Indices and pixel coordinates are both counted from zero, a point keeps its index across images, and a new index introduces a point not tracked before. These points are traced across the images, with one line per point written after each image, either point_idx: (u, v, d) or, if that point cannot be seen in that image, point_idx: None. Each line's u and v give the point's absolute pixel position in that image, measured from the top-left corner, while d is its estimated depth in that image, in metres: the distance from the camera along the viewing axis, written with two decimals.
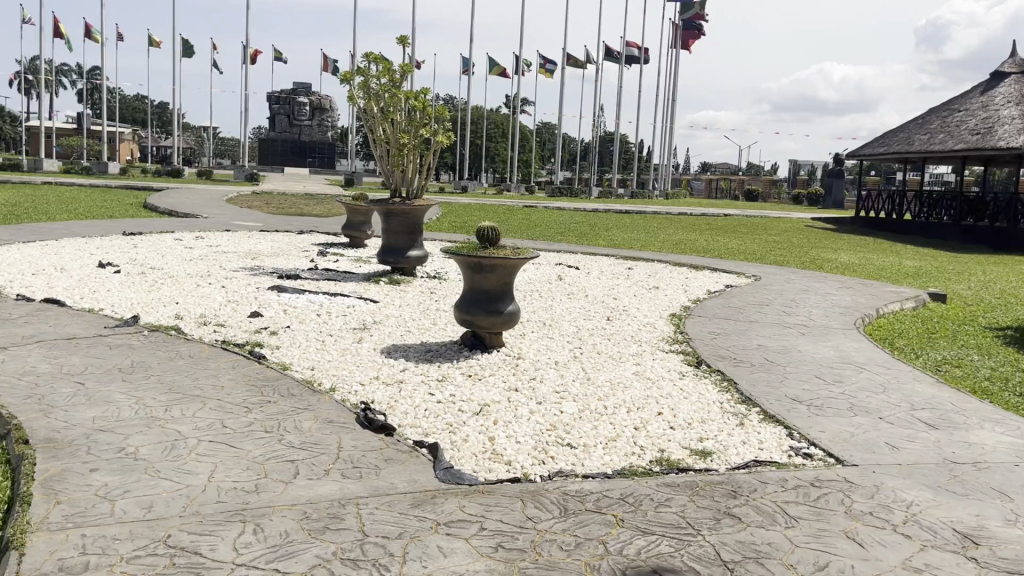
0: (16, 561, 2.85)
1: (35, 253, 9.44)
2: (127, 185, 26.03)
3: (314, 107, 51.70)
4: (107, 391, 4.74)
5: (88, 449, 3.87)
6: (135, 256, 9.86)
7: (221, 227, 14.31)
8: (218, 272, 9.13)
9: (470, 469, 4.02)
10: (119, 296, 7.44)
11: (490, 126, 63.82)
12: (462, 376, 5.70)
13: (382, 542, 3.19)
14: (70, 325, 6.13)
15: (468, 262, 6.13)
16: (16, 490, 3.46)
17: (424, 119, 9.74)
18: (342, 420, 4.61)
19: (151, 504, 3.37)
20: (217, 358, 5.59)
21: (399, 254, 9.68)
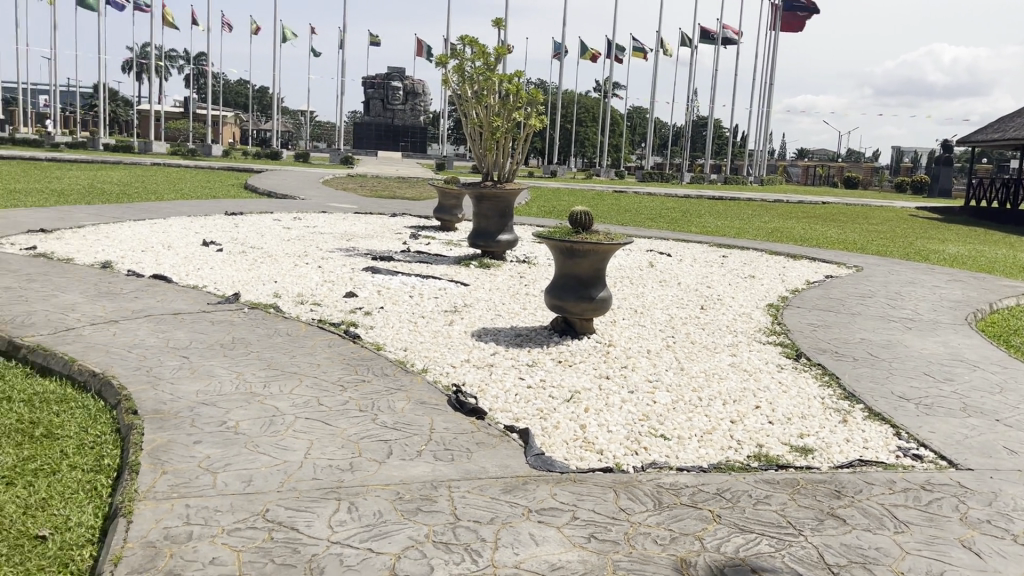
0: (125, 528, 2.96)
1: (144, 231, 9.84)
2: (228, 167, 27.02)
3: (407, 91, 52.51)
4: (209, 365, 4.88)
5: (192, 422, 3.99)
6: (236, 235, 10.18)
7: (318, 208, 14.64)
8: (314, 253, 9.32)
9: (561, 457, 3.97)
10: (221, 273, 7.68)
11: (580, 109, 63.39)
12: (553, 362, 5.65)
13: (473, 527, 3.17)
14: (176, 301, 6.36)
15: (560, 247, 6.06)
16: (125, 459, 3.60)
17: (518, 103, 9.64)
18: (434, 402, 4.62)
19: (251, 478, 3.45)
20: (313, 336, 5.70)
21: (490, 238, 9.68)
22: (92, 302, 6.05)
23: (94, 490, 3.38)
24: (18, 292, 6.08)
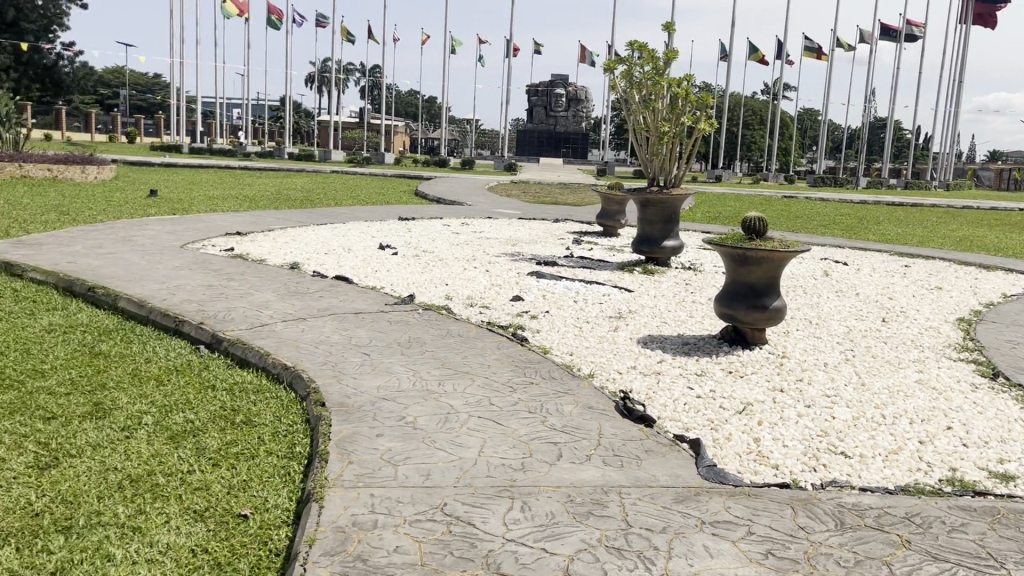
0: (318, 512, 3.16)
1: (326, 234, 10.47)
2: (400, 174, 28.25)
3: (570, 98, 52.96)
4: (388, 363, 5.13)
5: (374, 415, 4.21)
6: (409, 239, 10.62)
7: (484, 214, 15.04)
8: (482, 257, 9.58)
9: (733, 469, 3.87)
10: (396, 276, 8.04)
11: (747, 113, 61.56)
12: (723, 372, 5.51)
13: (645, 534, 3.15)
14: (356, 301, 6.73)
15: (731, 254, 5.91)
16: (315, 447, 3.85)
17: (687, 107, 9.49)
18: (602, 407, 4.63)
19: (429, 472, 3.59)
20: (483, 338, 5.86)
21: (655, 244, 9.58)
22: (282, 300, 6.51)
23: (288, 475, 3.63)
24: (219, 289, 6.63)
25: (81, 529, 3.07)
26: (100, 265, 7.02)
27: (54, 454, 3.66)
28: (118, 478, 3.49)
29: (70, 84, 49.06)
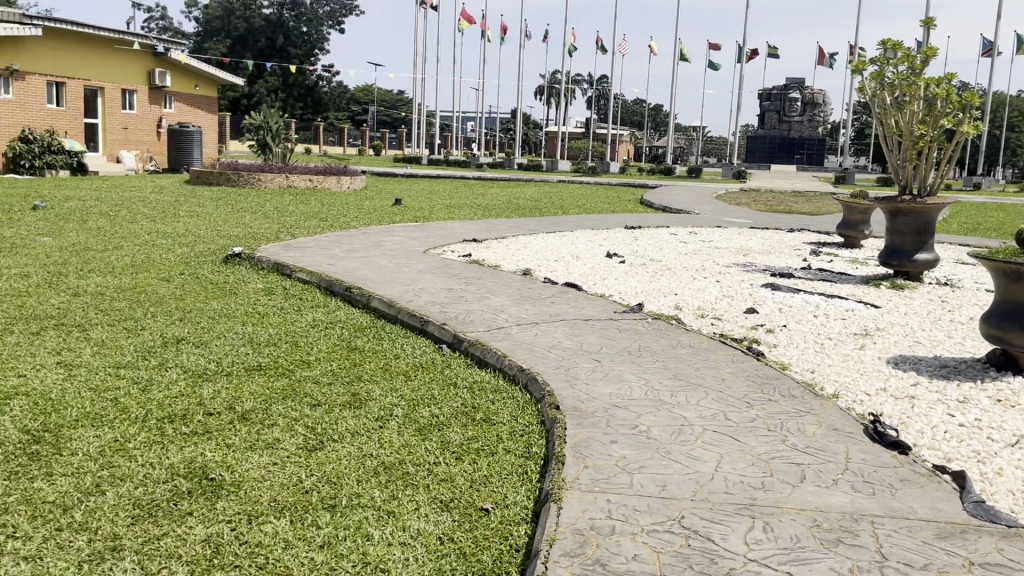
0: (557, 512, 3.23)
1: (556, 242, 10.71)
2: (625, 182, 28.34)
3: (805, 102, 50.56)
4: (620, 370, 5.13)
5: (608, 422, 4.23)
6: (637, 248, 10.61)
7: (713, 223, 14.70)
8: (711, 267, 9.36)
9: (1006, 509, 3.48)
10: (625, 284, 8.05)
11: (1011, 113, 55.49)
12: (989, 400, 4.98)
13: (903, 570, 2.91)
14: (587, 307, 6.81)
15: (1002, 269, 5.33)
16: (551, 449, 3.93)
17: (947, 108, 8.69)
18: (849, 429, 4.35)
19: (665, 483, 3.55)
20: (716, 350, 5.71)
21: (905, 257, 8.86)
22: (517, 305, 6.72)
23: (527, 474, 3.74)
24: (459, 292, 6.98)
25: (344, 509, 3.34)
26: (355, 267, 7.63)
27: (319, 438, 4.01)
28: (373, 465, 3.75)
29: (327, 102, 54.15)
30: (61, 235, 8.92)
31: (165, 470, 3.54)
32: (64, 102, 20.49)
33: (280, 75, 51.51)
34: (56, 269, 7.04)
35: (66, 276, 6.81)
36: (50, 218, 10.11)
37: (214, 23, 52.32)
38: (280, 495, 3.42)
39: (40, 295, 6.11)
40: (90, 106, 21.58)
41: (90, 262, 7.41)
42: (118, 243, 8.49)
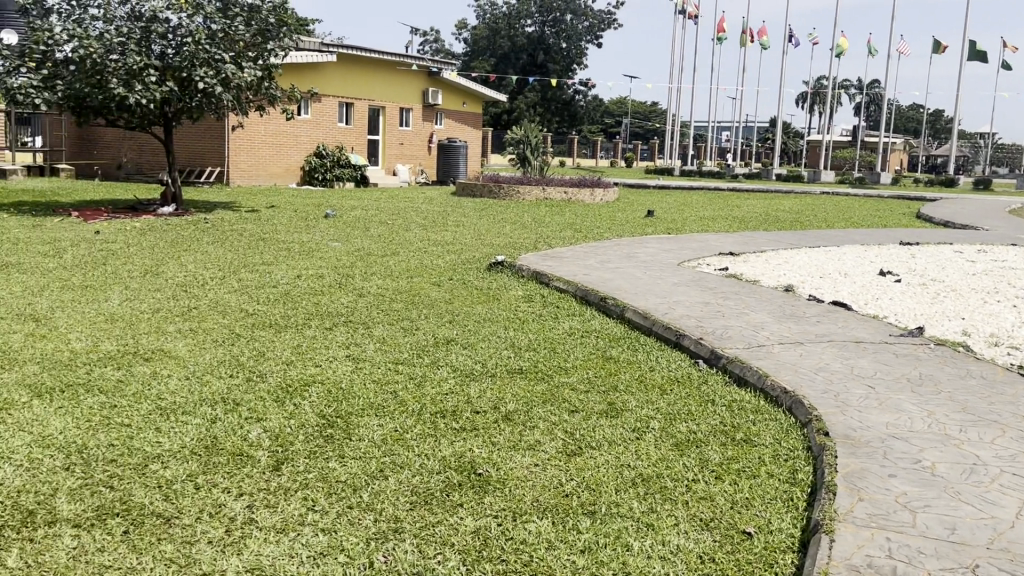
0: (829, 546, 3.03)
1: (821, 257, 10.13)
2: (899, 194, 26.17)
3: None
4: (898, 399, 4.72)
5: (885, 454, 3.89)
6: (913, 266, 9.75)
7: (1007, 240, 13.16)
8: (1006, 290, 8.37)
9: None
10: (901, 305, 7.42)
11: None
12: None
13: None
14: (858, 329, 6.36)
15: None
16: (819, 477, 3.70)
17: None
18: None
19: (954, 526, 3.20)
20: (1014, 384, 5.07)
21: None
22: (779, 323, 6.42)
23: (792, 501, 3.55)
24: (717, 307, 6.82)
25: (604, 516, 3.37)
26: (611, 278, 7.70)
27: (578, 443, 4.08)
28: (632, 475, 3.75)
29: (583, 115, 55.48)
30: (349, 240, 9.88)
31: (438, 462, 3.77)
32: (351, 121, 22.73)
33: (539, 90, 53.49)
34: (345, 271, 7.81)
35: (353, 278, 7.53)
36: (339, 226, 11.22)
37: (481, 43, 55.43)
38: (541, 496, 3.51)
39: (332, 295, 6.81)
40: (373, 124, 23.76)
41: (373, 266, 8.13)
42: (396, 249, 9.25)
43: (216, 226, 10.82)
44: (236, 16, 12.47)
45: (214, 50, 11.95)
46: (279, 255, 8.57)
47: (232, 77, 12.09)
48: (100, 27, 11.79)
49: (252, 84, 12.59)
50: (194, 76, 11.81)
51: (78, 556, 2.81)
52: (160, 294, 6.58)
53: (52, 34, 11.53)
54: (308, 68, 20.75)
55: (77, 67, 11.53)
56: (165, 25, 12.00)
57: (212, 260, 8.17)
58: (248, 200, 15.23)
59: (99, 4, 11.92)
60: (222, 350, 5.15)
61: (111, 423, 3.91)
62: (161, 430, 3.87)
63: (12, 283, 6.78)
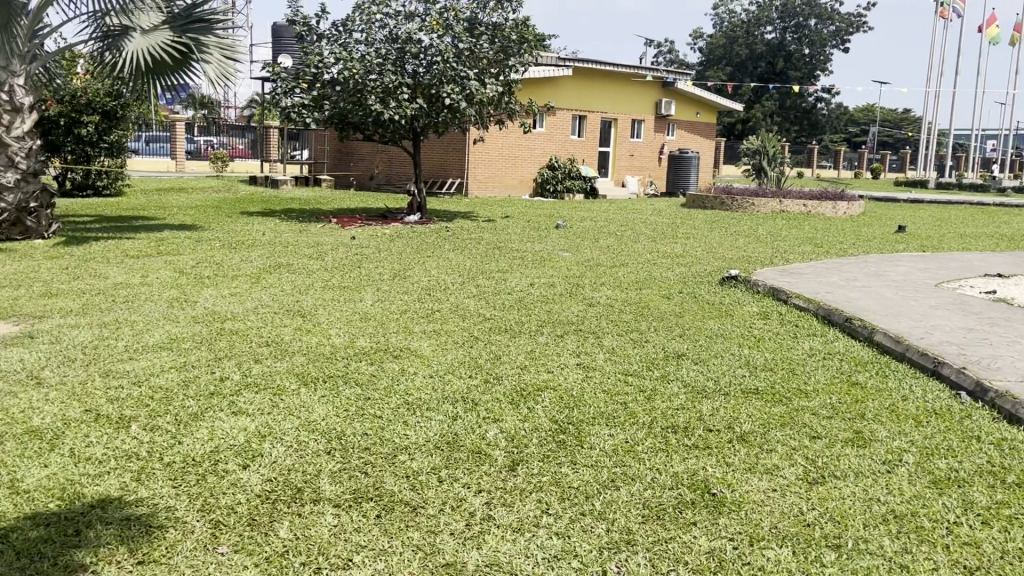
0: None
1: None
2: None
3: None
4: None
5: None
6: None
7: None
8: None
9: None
10: None
11: None
12: None
13: None
14: None
15: None
16: None
17: None
18: None
19: None
20: None
21: None
22: None
23: None
24: (982, 333, 6.15)
25: (852, 552, 3.14)
26: (856, 297, 7.20)
27: (821, 471, 3.82)
28: (883, 510, 3.47)
29: (823, 125, 52.60)
30: (579, 251, 10.03)
31: (670, 476, 3.70)
32: (584, 133, 23.10)
33: (776, 99, 51.36)
34: (576, 281, 7.93)
35: (584, 288, 7.63)
36: (569, 236, 11.43)
37: (716, 52, 54.16)
38: (780, 522, 3.34)
39: (564, 303, 6.94)
40: (604, 135, 23.99)
41: (603, 277, 8.19)
42: (626, 261, 9.26)
43: (455, 234, 11.42)
44: (482, 35, 13.10)
45: (460, 68, 12.65)
46: (513, 263, 8.88)
47: (476, 93, 12.72)
48: (362, 49, 12.89)
49: (493, 99, 13.16)
50: (442, 92, 12.57)
51: (337, 533, 3.06)
52: (406, 296, 7.05)
53: (321, 58, 12.76)
54: (545, 82, 21.38)
55: (341, 87, 12.67)
56: (418, 46, 12.87)
57: (452, 266, 8.63)
58: (484, 210, 15.95)
59: (361, 29, 13.03)
60: (462, 351, 5.41)
61: (365, 413, 4.23)
62: (408, 423, 4.13)
63: (284, 281, 7.57)
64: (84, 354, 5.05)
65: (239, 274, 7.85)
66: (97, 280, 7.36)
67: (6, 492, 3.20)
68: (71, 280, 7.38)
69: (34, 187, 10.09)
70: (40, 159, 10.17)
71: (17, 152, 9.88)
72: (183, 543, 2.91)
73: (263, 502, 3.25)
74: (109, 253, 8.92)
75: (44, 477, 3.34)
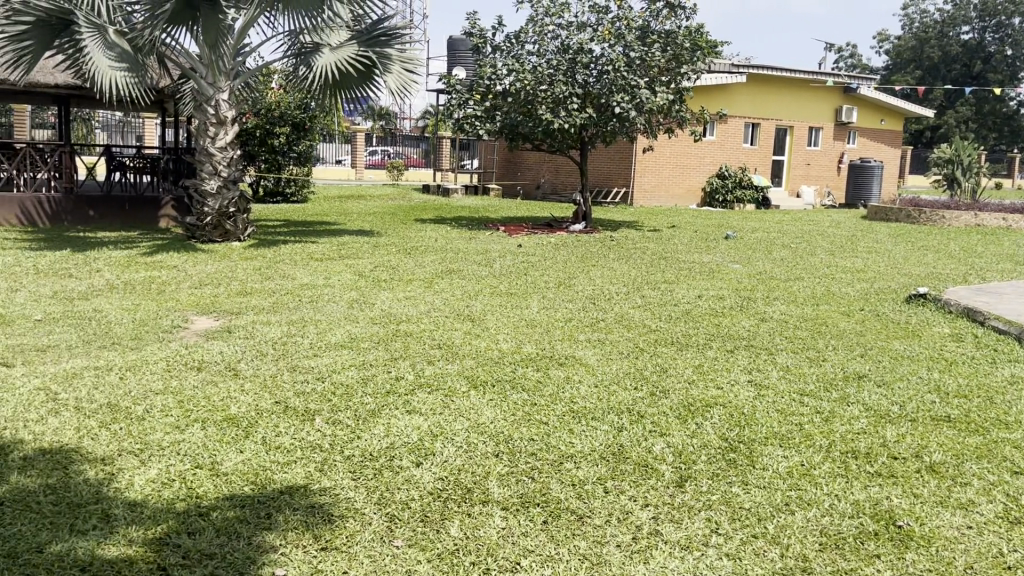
0: None
1: None
2: None
3: None
4: None
5: None
6: None
7: None
8: None
9: None
10: None
11: None
12: None
13: None
14: None
15: None
16: None
17: None
18: None
19: None
20: None
21: None
22: None
23: None
24: None
25: None
26: None
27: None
28: None
29: None
30: (750, 263, 9.71)
31: (850, 503, 3.47)
32: (756, 141, 22.36)
33: (972, 104, 47.52)
34: (747, 294, 7.68)
35: (755, 301, 7.38)
36: (739, 248, 11.10)
37: (905, 55, 50.77)
38: (976, 562, 3.06)
39: (733, 317, 6.74)
40: (778, 144, 23.12)
41: (775, 291, 7.89)
42: (801, 274, 8.87)
43: (621, 244, 11.36)
44: (653, 43, 12.98)
45: (631, 77, 12.60)
46: (681, 274, 8.72)
47: (646, 101, 12.62)
48: (534, 60, 13.12)
49: (663, 107, 13.00)
50: (611, 102, 12.56)
51: (506, 536, 3.10)
52: (572, 305, 7.08)
53: (494, 69, 13.09)
54: (716, 89, 20.90)
55: (512, 98, 12.95)
56: (589, 56, 12.92)
57: (618, 276, 8.59)
58: (649, 219, 15.78)
59: (534, 41, 13.27)
60: (627, 363, 5.35)
61: (532, 419, 4.27)
62: (574, 432, 4.13)
63: (454, 287, 7.80)
64: (274, 349, 5.42)
65: (413, 278, 8.18)
66: (286, 281, 7.87)
67: (208, 473, 3.49)
68: (263, 280, 7.95)
69: (234, 193, 10.91)
70: (239, 168, 11.01)
71: (220, 161, 10.78)
72: (362, 533, 3.06)
73: (435, 500, 3.35)
74: (295, 256, 9.54)
75: (240, 461, 3.61)
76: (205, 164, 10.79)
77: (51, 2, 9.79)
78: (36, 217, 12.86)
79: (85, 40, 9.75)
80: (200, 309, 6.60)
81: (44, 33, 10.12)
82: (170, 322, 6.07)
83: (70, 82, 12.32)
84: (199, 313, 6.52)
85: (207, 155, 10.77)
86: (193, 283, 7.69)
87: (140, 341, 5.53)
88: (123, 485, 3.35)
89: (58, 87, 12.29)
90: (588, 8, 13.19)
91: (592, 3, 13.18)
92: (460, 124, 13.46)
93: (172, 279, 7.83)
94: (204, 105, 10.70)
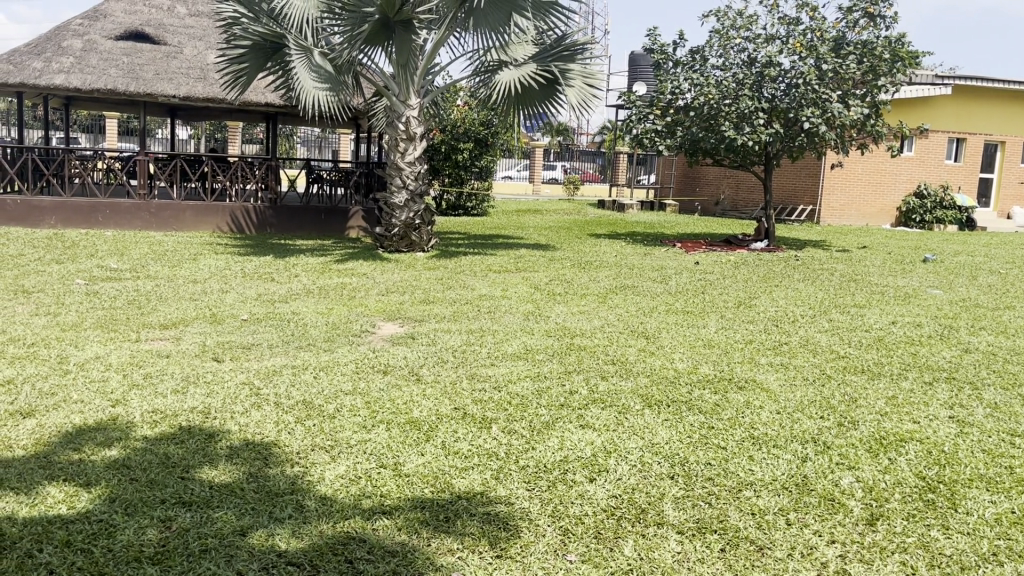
0: None
1: None
2: None
3: None
4: None
5: None
6: None
7: None
8: None
9: None
10: None
11: None
12: None
13: None
14: None
15: None
16: None
17: None
18: None
19: None
20: None
21: None
22: None
23: None
24: None
25: None
26: None
27: None
28: None
29: None
30: (952, 288, 9.00)
31: None
32: (961, 158, 20.73)
33: None
34: (949, 322, 7.11)
35: (958, 331, 6.81)
36: (940, 271, 10.31)
37: None
38: None
39: (933, 347, 6.24)
40: (987, 161, 21.31)
41: (981, 319, 7.27)
42: (1012, 303, 8.10)
43: (806, 263, 10.86)
44: (849, 55, 12.35)
45: (823, 90, 12.05)
46: (872, 298, 8.22)
47: (838, 116, 12.02)
48: (718, 74, 12.85)
49: (858, 122, 12.33)
50: (801, 116, 12.09)
51: (682, 561, 3.02)
52: (753, 326, 6.83)
53: (677, 84, 12.96)
54: (917, 102, 19.62)
55: (694, 112, 12.72)
56: (779, 69, 12.42)
57: (803, 297, 8.22)
58: (838, 239, 15.00)
59: (718, 54, 12.98)
60: (813, 391, 5.07)
61: (709, 443, 4.15)
62: (755, 459, 3.97)
63: (629, 303, 7.74)
64: (454, 357, 5.60)
65: (588, 293, 8.20)
66: (465, 291, 8.12)
67: (391, 473, 3.64)
68: (445, 289, 8.24)
69: (421, 206, 11.40)
70: (426, 181, 11.49)
71: (408, 175, 11.30)
72: (535, 544, 3.08)
73: (609, 517, 3.32)
74: (475, 267, 9.82)
75: (421, 463, 3.75)
76: (394, 178, 11.37)
77: (266, 27, 10.68)
78: (244, 225, 14.03)
79: (295, 62, 10.54)
80: (387, 315, 6.92)
81: (259, 55, 11.04)
82: (359, 327, 6.42)
83: (277, 101, 13.37)
84: (385, 319, 6.84)
85: (396, 169, 11.34)
86: (382, 290, 8.10)
87: (333, 343, 5.88)
88: (315, 478, 3.57)
89: (268, 105, 13.36)
90: (778, 19, 12.74)
91: (782, 15, 12.73)
92: (640, 140, 13.40)
93: (361, 286, 8.28)
94: (396, 121, 11.28)
